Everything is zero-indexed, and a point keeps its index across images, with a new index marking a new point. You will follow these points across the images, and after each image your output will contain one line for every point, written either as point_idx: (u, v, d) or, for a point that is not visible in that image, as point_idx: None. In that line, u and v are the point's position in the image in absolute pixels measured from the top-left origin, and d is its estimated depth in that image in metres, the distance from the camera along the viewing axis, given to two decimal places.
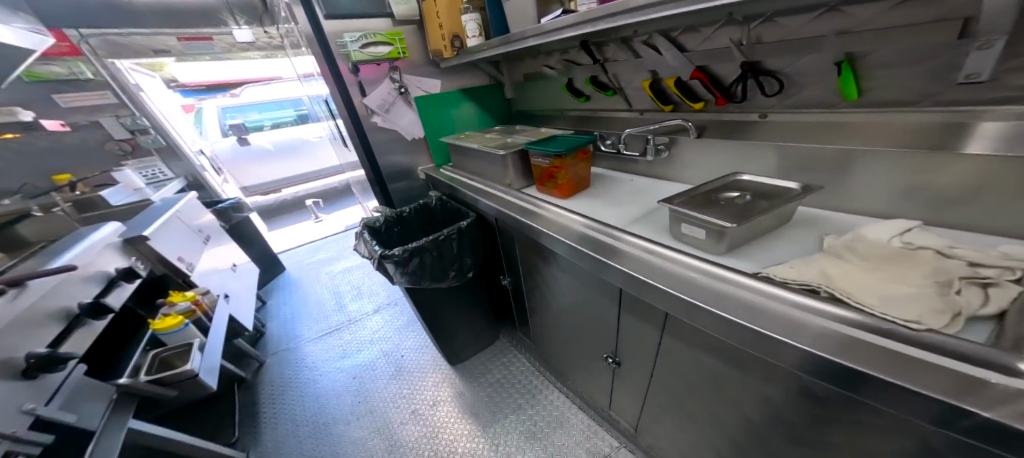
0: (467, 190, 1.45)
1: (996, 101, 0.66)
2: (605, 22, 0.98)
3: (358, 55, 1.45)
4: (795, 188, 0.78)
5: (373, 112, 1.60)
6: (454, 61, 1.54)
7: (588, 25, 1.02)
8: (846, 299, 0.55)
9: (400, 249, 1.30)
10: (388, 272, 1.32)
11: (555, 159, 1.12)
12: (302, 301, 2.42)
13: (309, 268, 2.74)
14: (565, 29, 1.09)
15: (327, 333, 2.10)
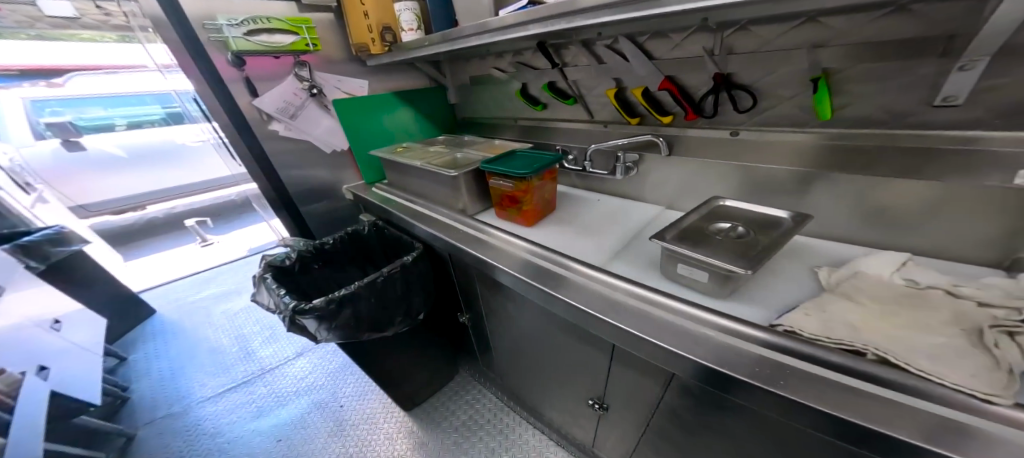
0: (408, 217, 1.23)
1: (959, 126, 0.68)
2: (580, 18, 0.81)
3: (243, 44, 1.11)
4: (784, 217, 0.74)
5: (273, 117, 1.26)
6: (386, 58, 1.28)
7: (560, 20, 0.85)
8: (903, 365, 0.46)
9: (323, 299, 1.07)
10: (309, 330, 1.08)
11: (520, 182, 0.97)
12: (193, 351, 1.88)
13: (196, 308, 2.17)
14: (530, 25, 0.91)
15: (234, 388, 1.65)
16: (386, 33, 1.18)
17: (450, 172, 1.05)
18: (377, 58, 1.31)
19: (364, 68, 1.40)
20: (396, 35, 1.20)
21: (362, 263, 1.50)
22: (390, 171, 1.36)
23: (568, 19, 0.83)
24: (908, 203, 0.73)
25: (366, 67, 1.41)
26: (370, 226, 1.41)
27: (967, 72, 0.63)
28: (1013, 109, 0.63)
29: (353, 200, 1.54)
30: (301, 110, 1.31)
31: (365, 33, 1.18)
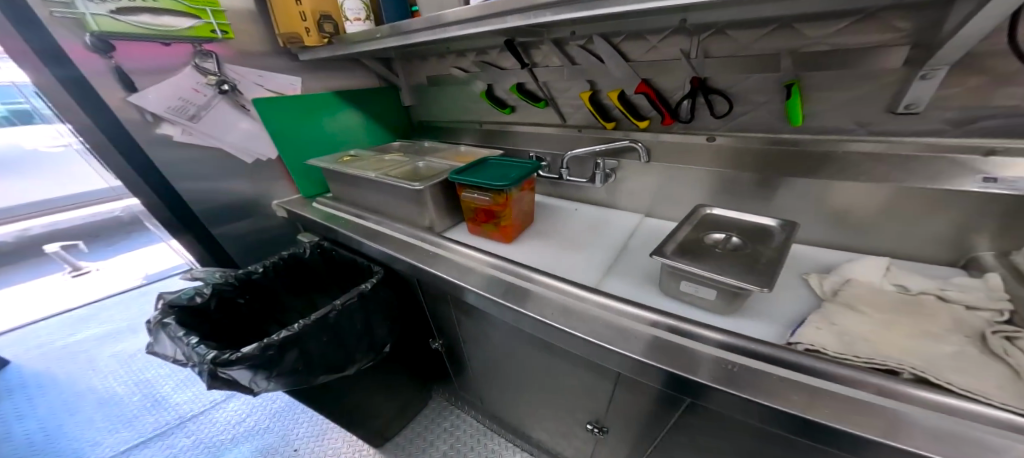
0: (360, 236, 1.06)
1: (915, 133, 0.73)
2: (572, 9, 0.67)
3: (108, 23, 0.83)
4: (771, 225, 0.75)
5: (163, 118, 0.98)
6: (324, 52, 1.09)
7: (546, 11, 0.70)
8: (945, 385, 0.43)
9: (258, 344, 0.86)
10: (241, 382, 0.87)
11: (497, 196, 0.89)
12: (74, 406, 1.45)
13: (76, 353, 1.70)
14: (507, 16, 0.75)
15: (137, 448, 1.29)
16: (325, 22, 1.02)
17: (415, 185, 0.92)
18: (309, 52, 1.12)
19: (298, 64, 1.23)
20: (336, 26, 1.05)
21: (304, 291, 1.28)
22: (336, 182, 1.17)
23: (556, 10, 0.69)
24: (872, 206, 0.77)
25: (298, 62, 1.23)
26: (310, 247, 1.22)
27: (928, 80, 0.67)
28: (959, 118, 0.69)
29: (287, 217, 1.30)
30: (205, 111, 1.05)
31: (297, 20, 0.99)
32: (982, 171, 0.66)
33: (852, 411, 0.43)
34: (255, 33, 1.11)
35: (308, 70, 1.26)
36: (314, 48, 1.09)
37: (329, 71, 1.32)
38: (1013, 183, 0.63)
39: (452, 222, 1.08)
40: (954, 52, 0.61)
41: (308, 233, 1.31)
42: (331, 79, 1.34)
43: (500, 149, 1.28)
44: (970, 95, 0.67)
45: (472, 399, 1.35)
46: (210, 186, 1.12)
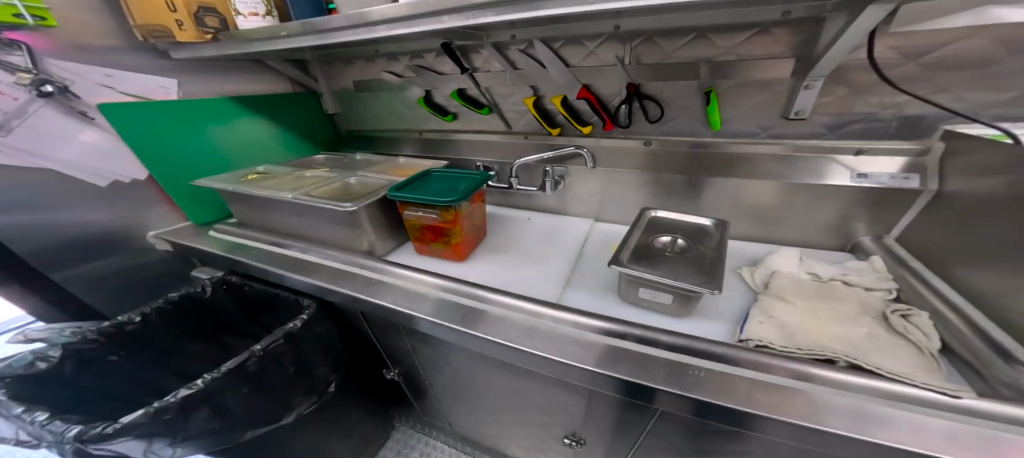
0: (281, 267, 0.89)
1: (809, 135, 0.82)
2: (507, 9, 0.62)
3: None
4: (707, 224, 0.81)
5: None
6: (207, 50, 0.89)
7: (486, 11, 0.63)
8: (874, 370, 0.48)
9: (161, 402, 0.70)
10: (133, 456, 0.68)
11: (446, 213, 0.83)
12: None
13: None
14: (445, 16, 0.67)
15: None
16: (206, 16, 0.83)
17: (347, 205, 0.79)
18: (187, 49, 0.90)
19: (171, 62, 0.99)
20: (223, 21, 0.86)
21: (211, 331, 1.04)
22: (241, 204, 0.98)
23: (498, 10, 0.63)
24: (776, 201, 0.84)
25: (171, 60, 0.99)
26: (211, 285, 1.02)
27: (809, 90, 0.77)
28: (835, 122, 0.79)
29: (174, 251, 1.06)
30: (17, 120, 0.77)
31: (162, 9, 0.80)
32: (856, 168, 0.76)
33: (805, 395, 0.48)
34: (98, 19, 0.85)
35: (187, 68, 1.02)
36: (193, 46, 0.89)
37: (221, 69, 1.10)
38: (878, 178, 0.74)
39: (393, 242, 0.97)
40: (827, 66, 0.71)
41: (207, 267, 1.12)
42: (220, 80, 1.10)
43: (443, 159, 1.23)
44: (841, 103, 0.78)
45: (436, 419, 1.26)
46: (45, 219, 0.83)
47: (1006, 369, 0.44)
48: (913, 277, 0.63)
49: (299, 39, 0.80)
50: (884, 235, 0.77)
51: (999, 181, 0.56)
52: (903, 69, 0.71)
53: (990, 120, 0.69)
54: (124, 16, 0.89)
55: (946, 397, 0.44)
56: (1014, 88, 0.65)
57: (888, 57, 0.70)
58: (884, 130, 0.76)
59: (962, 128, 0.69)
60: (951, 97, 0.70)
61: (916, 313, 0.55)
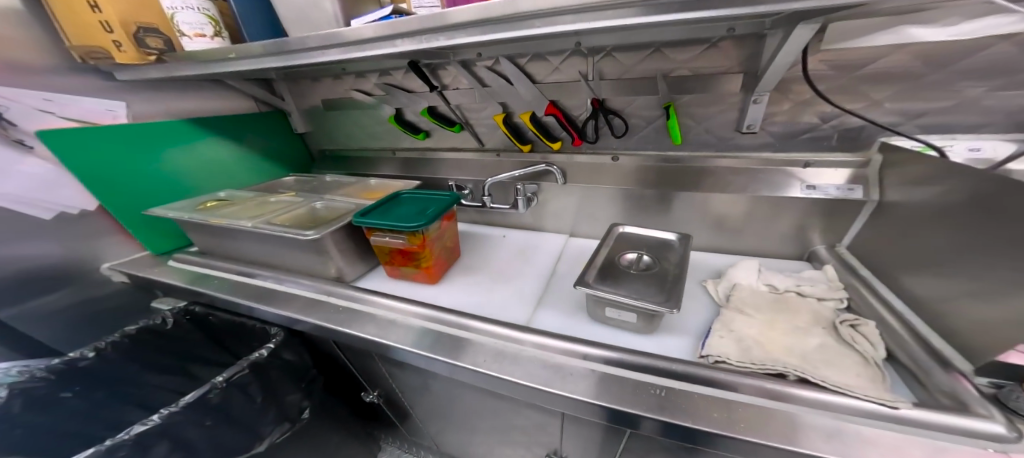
0: (247, 297, 0.87)
1: (762, 147, 0.86)
2: (462, 32, 0.62)
3: None
4: (671, 238, 0.83)
5: None
6: (153, 72, 0.86)
7: (439, 35, 0.64)
8: (821, 382, 0.49)
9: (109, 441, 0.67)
10: None
11: (413, 237, 0.82)
12: None
13: None
14: (397, 39, 0.67)
15: None
16: (147, 36, 0.81)
17: (308, 233, 0.77)
18: (132, 71, 0.88)
19: (118, 83, 0.95)
20: (167, 41, 0.85)
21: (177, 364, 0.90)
22: (201, 232, 0.94)
23: (449, 34, 0.63)
24: (737, 211, 0.86)
25: (118, 81, 0.94)
26: (172, 316, 0.98)
27: (757, 104, 0.80)
28: (784, 133, 0.82)
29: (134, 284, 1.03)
30: None
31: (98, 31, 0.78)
32: (805, 179, 0.80)
33: (754, 409, 0.49)
34: (34, 41, 0.81)
35: (139, 89, 0.98)
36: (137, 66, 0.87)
37: (175, 90, 1.06)
38: (825, 189, 0.77)
39: (363, 265, 0.96)
40: (769, 81, 0.74)
41: (167, 297, 1.07)
42: (178, 100, 1.07)
43: (416, 178, 1.22)
44: (787, 115, 0.81)
45: (421, 439, 1.24)
46: None
47: (942, 376, 0.46)
48: (862, 284, 0.66)
49: (252, 61, 0.77)
50: (836, 243, 0.80)
51: (929, 191, 0.59)
52: (838, 81, 0.74)
53: (924, 129, 0.72)
54: (61, 36, 0.84)
55: (886, 408, 0.45)
56: (942, 98, 0.69)
57: (824, 71, 0.74)
58: (828, 142, 0.80)
59: (896, 141, 0.73)
60: (885, 108, 0.73)
61: (863, 322, 0.57)
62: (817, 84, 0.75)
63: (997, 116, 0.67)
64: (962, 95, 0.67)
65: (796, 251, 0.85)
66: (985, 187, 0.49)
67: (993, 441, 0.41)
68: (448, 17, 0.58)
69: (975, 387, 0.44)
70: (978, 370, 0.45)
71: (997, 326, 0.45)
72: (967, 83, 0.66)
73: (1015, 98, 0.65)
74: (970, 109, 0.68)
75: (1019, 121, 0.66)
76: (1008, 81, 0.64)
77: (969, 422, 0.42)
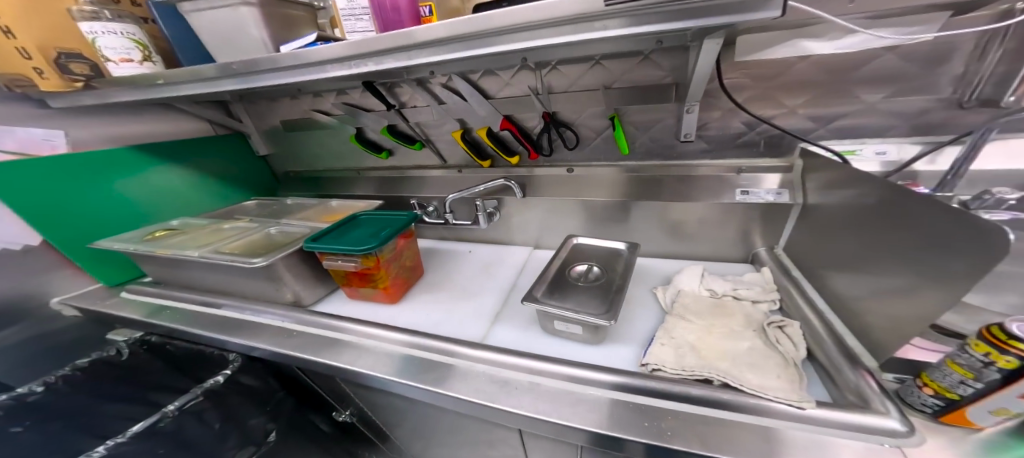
0: (204, 327, 0.87)
1: (701, 155, 0.90)
2: (390, 57, 0.61)
3: None
4: (621, 247, 0.85)
5: None
6: (84, 99, 0.85)
7: (365, 61, 0.63)
8: (740, 386, 0.51)
9: None
10: None
11: (367, 259, 0.82)
12: None
13: None
14: (327, 65, 0.66)
15: None
16: (70, 63, 0.81)
17: (257, 260, 0.76)
18: (65, 98, 0.86)
19: (53, 111, 0.92)
20: (93, 67, 0.84)
21: (136, 391, 0.84)
22: (154, 262, 0.93)
23: (375, 59, 0.62)
24: (684, 219, 0.89)
25: (53, 109, 0.92)
26: (128, 347, 0.98)
27: (690, 114, 0.83)
28: (718, 140, 0.87)
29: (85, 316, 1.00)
30: None
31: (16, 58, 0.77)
32: (740, 185, 0.83)
33: (673, 422, 0.51)
34: None
35: (74, 114, 0.95)
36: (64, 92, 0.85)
37: (119, 116, 1.04)
38: (758, 194, 0.80)
39: (322, 289, 0.96)
40: (695, 93, 0.77)
41: (123, 329, 1.05)
42: (115, 124, 1.03)
43: (383, 196, 1.22)
44: (718, 123, 0.85)
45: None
46: None
47: (850, 374, 0.48)
48: (792, 285, 0.69)
49: (180, 87, 0.76)
50: (775, 245, 0.84)
51: (838, 196, 0.62)
52: (754, 91, 0.78)
53: (836, 134, 0.78)
54: None
55: (793, 409, 0.47)
56: (847, 104, 0.74)
57: (741, 82, 0.78)
58: (756, 148, 0.85)
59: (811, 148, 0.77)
60: (800, 115, 0.78)
61: (788, 323, 0.59)
62: (735, 94, 0.80)
63: (897, 119, 0.73)
64: (863, 101, 0.73)
65: (741, 255, 0.88)
66: (882, 191, 0.52)
67: (890, 437, 0.42)
68: (366, 43, 0.57)
69: (877, 384, 0.46)
70: (883, 366, 0.48)
71: (890, 321, 0.48)
72: (866, 90, 0.72)
73: (909, 103, 0.71)
74: (871, 113, 0.74)
75: (917, 124, 0.72)
76: (901, 87, 0.70)
77: (868, 418, 0.43)
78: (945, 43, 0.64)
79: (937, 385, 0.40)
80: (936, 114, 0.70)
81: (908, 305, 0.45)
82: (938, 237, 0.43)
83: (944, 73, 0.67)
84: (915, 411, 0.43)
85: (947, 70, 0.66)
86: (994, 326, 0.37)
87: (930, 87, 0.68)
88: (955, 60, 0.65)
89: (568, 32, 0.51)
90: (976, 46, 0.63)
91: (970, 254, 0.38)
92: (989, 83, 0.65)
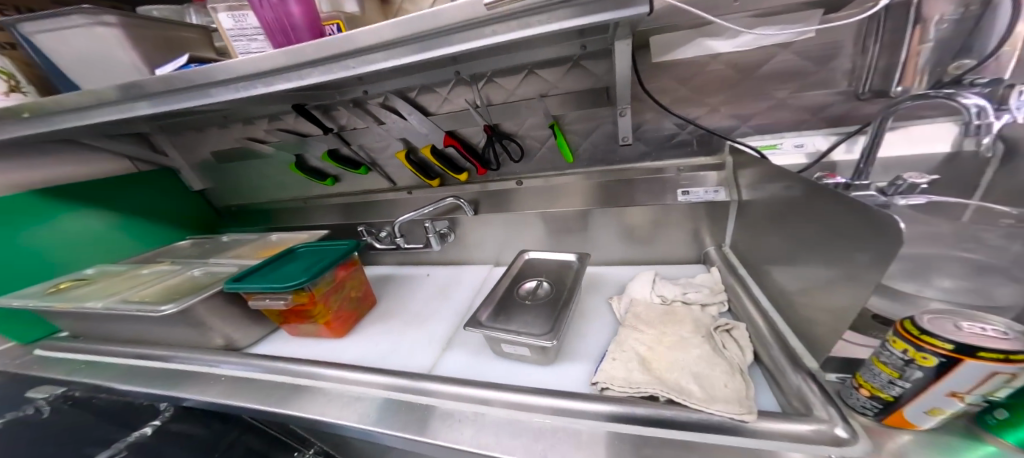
0: (131, 380, 0.78)
1: (642, 158, 0.90)
2: (281, 77, 0.57)
3: None
4: (572, 258, 0.83)
5: None
6: None
7: (255, 82, 0.59)
8: (684, 401, 0.47)
9: None
10: None
11: (300, 294, 0.75)
12: None
13: None
14: (213, 88, 0.60)
15: None
16: None
17: (164, 308, 0.68)
18: None
19: None
20: None
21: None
22: (64, 315, 0.84)
23: (266, 80, 0.58)
24: (635, 223, 0.87)
25: None
26: (48, 403, 0.80)
27: (624, 117, 0.82)
28: (655, 142, 0.87)
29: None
30: None
31: None
32: (681, 186, 0.83)
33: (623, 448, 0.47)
34: None
35: None
36: None
37: (21, 158, 0.95)
38: (698, 193, 0.81)
39: (259, 329, 0.88)
40: (623, 96, 0.77)
41: (45, 385, 0.84)
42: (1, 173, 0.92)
43: (341, 224, 1.14)
44: (652, 124, 0.85)
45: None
46: None
47: (793, 378, 0.46)
48: (738, 283, 0.68)
49: (65, 121, 0.69)
50: (723, 244, 0.83)
51: (767, 190, 0.62)
52: (678, 92, 0.79)
53: (757, 130, 0.79)
54: None
55: (740, 422, 0.44)
56: (760, 101, 0.76)
57: (663, 84, 0.79)
58: (690, 148, 0.85)
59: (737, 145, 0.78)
60: (722, 113, 0.79)
61: (734, 326, 0.58)
62: (660, 97, 0.81)
63: (807, 114, 0.75)
64: (773, 98, 0.75)
65: (694, 256, 0.86)
66: (801, 185, 0.50)
67: (834, 445, 0.39)
68: (247, 62, 0.54)
69: (819, 387, 0.44)
70: (824, 366, 0.46)
71: (818, 317, 0.47)
72: (775, 87, 0.74)
73: (814, 97, 0.73)
74: (785, 108, 0.75)
75: (825, 116, 0.74)
76: (804, 83, 0.72)
77: (810, 427, 0.41)
78: (828, 42, 0.68)
79: (870, 385, 0.38)
80: (837, 108, 0.72)
81: (835, 300, 0.43)
82: (844, 230, 0.41)
83: (835, 68, 0.69)
84: (859, 413, 0.40)
85: (838, 65, 0.69)
86: (907, 320, 0.35)
87: (827, 82, 0.71)
88: (842, 57, 0.68)
89: (466, 39, 0.48)
90: (855, 43, 0.66)
91: (868, 247, 0.37)
92: (876, 74, 0.67)
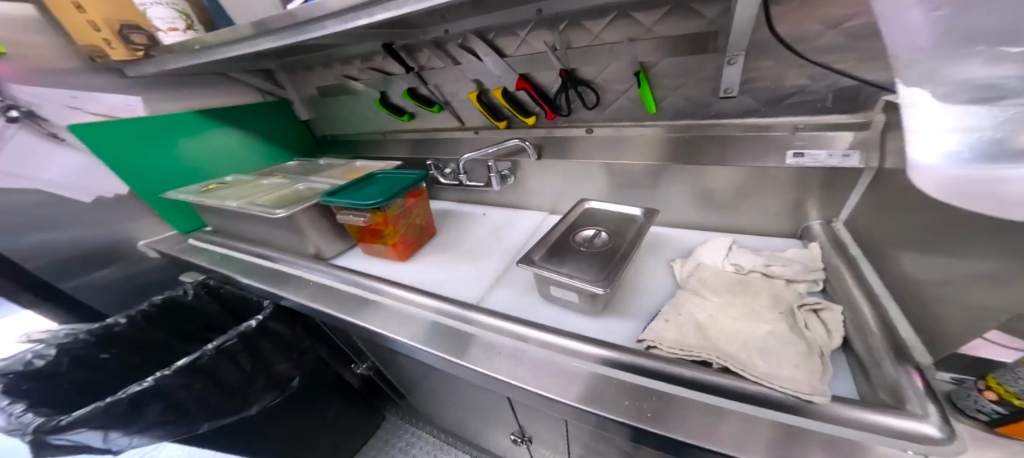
0: (246, 275, 0.97)
1: (742, 114, 0.76)
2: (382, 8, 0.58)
3: None
4: (637, 212, 0.77)
5: None
6: (147, 67, 0.96)
7: (358, 13, 0.61)
8: (740, 372, 0.43)
9: (103, 401, 0.67)
10: (92, 447, 0.66)
11: (375, 213, 0.83)
12: None
13: None
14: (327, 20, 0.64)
15: None
16: (132, 34, 0.90)
17: (278, 212, 0.81)
18: (138, 67, 0.98)
19: (131, 80, 1.06)
20: (150, 36, 0.93)
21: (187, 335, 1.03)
22: (210, 212, 1.07)
23: (368, 10, 0.60)
24: (724, 186, 0.76)
25: (129, 78, 1.05)
26: (193, 288, 1.02)
27: (733, 65, 0.70)
28: (769, 96, 0.73)
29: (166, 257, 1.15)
30: None
31: (92, 32, 0.87)
32: (794, 146, 0.69)
33: (657, 403, 0.45)
34: (68, 51, 0.95)
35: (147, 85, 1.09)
36: (129, 62, 0.97)
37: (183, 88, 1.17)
38: (817, 156, 0.66)
39: (342, 244, 1.01)
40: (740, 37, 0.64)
41: (192, 271, 1.12)
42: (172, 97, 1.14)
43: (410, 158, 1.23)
44: (770, 75, 0.71)
45: (420, 422, 1.25)
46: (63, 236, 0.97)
47: (890, 369, 0.40)
48: (845, 264, 0.57)
49: (213, 50, 0.82)
50: (834, 218, 0.70)
51: None
52: (822, 35, 0.63)
53: None
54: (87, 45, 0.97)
55: (801, 401, 0.40)
56: None
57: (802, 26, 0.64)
58: (818, 105, 0.69)
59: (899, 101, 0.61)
60: (880, 63, 0.62)
61: (826, 307, 0.50)
62: (794, 43, 0.66)
63: None
64: None
65: (785, 228, 0.75)
66: None
67: (917, 443, 0.35)
68: None
69: (923, 383, 0.37)
70: (939, 365, 0.39)
71: (961, 316, 0.37)
72: None
73: None
74: None
75: None
76: None
77: (897, 421, 0.36)
78: None
79: (1004, 389, 0.32)
80: None
81: (994, 295, 0.34)
82: None
83: None
84: (965, 416, 0.35)
85: None
86: None
87: None
88: None
89: None
90: None
91: None
92: None
